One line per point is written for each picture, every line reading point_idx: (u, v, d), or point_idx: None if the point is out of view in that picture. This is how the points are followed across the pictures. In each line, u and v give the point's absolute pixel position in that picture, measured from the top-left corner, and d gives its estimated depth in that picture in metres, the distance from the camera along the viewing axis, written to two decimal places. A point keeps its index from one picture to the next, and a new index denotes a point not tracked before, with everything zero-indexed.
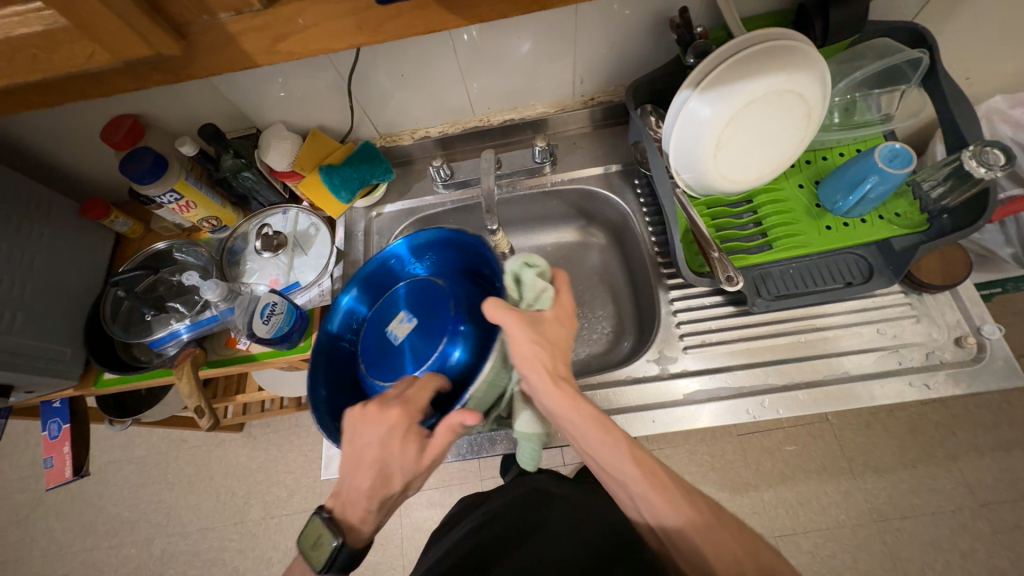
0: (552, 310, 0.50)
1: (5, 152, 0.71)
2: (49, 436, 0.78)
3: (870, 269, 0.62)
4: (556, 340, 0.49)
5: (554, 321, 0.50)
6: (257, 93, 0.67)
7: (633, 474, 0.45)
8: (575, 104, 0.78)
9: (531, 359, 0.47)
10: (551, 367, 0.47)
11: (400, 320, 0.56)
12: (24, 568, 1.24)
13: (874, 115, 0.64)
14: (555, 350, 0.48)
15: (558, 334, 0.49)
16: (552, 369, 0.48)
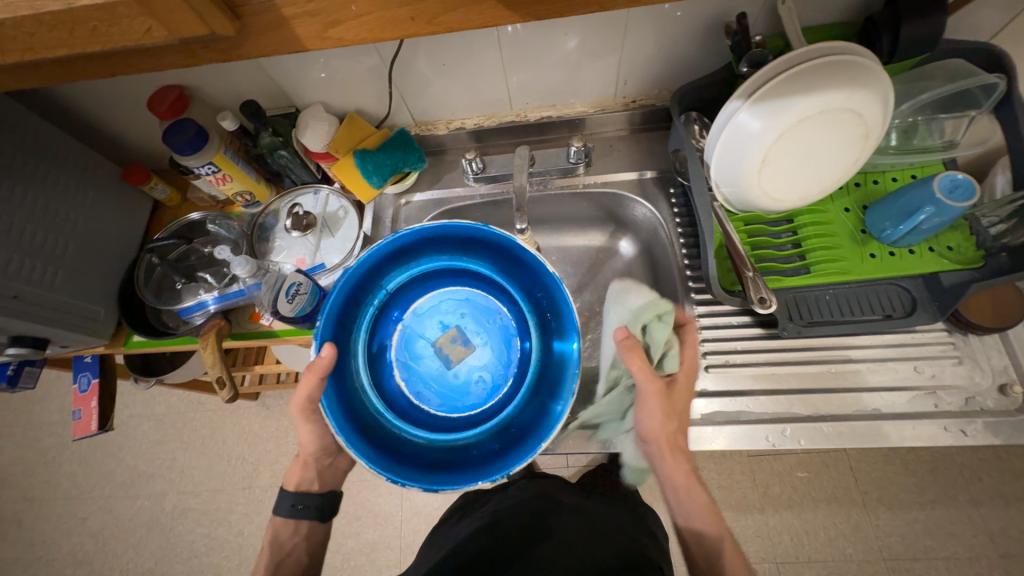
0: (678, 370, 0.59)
1: (57, 114, 0.73)
2: (79, 389, 0.82)
3: (913, 303, 0.59)
4: (681, 397, 0.56)
5: (685, 385, 0.57)
6: (299, 73, 0.67)
7: (702, 512, 0.55)
8: (615, 106, 0.76)
9: (656, 423, 0.54)
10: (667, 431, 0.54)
11: (451, 339, 0.62)
12: (47, 507, 1.31)
13: (935, 141, 0.61)
14: (683, 409, 0.56)
15: (683, 392, 0.56)
16: (676, 425, 0.55)
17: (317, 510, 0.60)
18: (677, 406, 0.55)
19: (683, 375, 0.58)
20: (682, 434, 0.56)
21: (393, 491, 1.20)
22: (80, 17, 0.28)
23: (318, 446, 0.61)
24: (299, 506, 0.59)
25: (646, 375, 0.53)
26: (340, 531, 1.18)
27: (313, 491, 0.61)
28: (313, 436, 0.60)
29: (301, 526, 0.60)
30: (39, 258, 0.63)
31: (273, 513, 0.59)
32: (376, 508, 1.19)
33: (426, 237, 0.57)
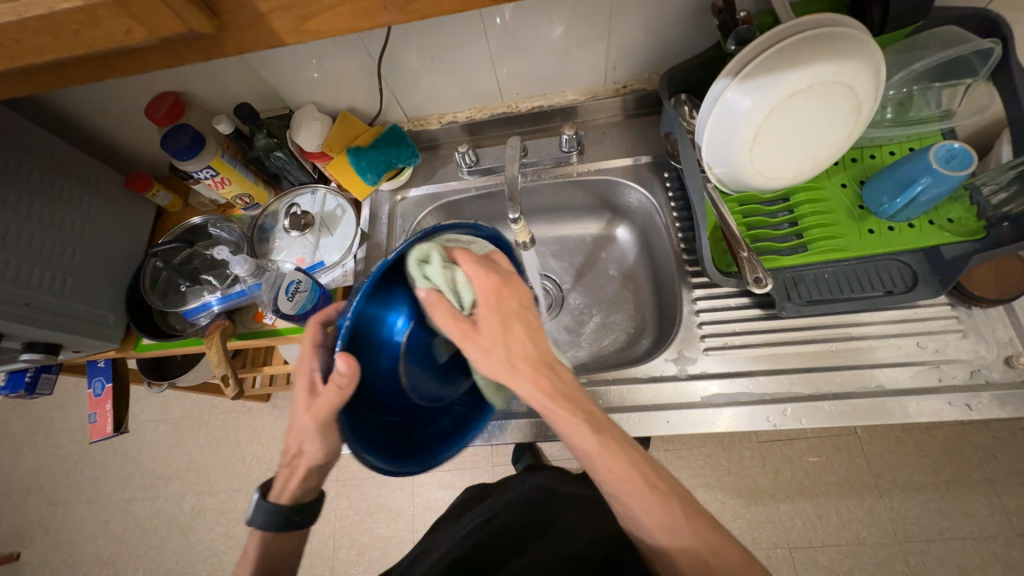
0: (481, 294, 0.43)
1: (62, 126, 0.75)
2: (94, 393, 0.84)
3: (914, 278, 0.58)
4: (513, 324, 0.44)
5: (508, 312, 0.44)
6: (290, 73, 0.68)
7: (607, 460, 0.44)
8: (607, 92, 0.75)
9: (511, 363, 0.43)
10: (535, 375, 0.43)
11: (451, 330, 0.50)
12: (71, 511, 1.35)
13: (933, 111, 0.60)
14: (519, 340, 0.44)
15: (524, 320, 0.45)
16: (523, 360, 0.43)
17: (303, 517, 0.54)
18: (503, 340, 0.43)
19: (508, 299, 0.44)
20: (550, 367, 0.45)
21: (405, 487, 1.22)
22: (63, 21, 0.29)
23: (324, 457, 0.53)
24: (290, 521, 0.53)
25: (448, 322, 0.43)
26: (353, 528, 1.20)
27: (306, 500, 0.55)
28: (321, 448, 0.51)
29: (290, 535, 0.55)
30: (48, 266, 0.65)
31: (253, 526, 0.52)
32: (388, 504, 1.21)
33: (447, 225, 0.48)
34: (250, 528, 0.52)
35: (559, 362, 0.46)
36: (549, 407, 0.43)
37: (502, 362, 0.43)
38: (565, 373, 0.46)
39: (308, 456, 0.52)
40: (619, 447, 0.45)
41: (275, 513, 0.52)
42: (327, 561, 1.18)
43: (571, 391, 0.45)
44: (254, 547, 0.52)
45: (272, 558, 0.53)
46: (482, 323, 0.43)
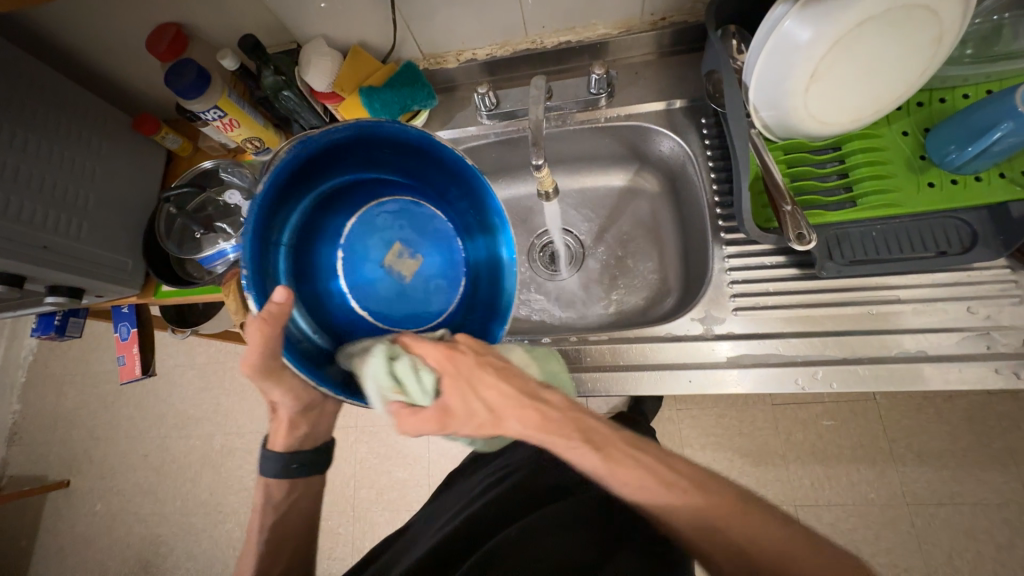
0: (435, 365, 0.46)
1: (64, 60, 0.72)
2: (120, 337, 0.86)
3: (973, 238, 0.53)
4: (479, 382, 0.46)
5: (469, 372, 0.46)
6: (296, 1, 0.62)
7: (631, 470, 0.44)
8: (642, 26, 0.68)
9: (502, 405, 0.46)
10: (524, 407, 0.46)
11: (400, 254, 0.56)
12: (112, 445, 1.45)
13: (1021, 46, 0.52)
14: (491, 389, 0.47)
15: (487, 367, 0.47)
16: (492, 416, 0.46)
17: (308, 467, 0.59)
18: (475, 398, 0.46)
19: (461, 355, 0.47)
20: (534, 397, 0.48)
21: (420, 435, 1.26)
22: None
23: (299, 404, 0.57)
24: (290, 466, 0.57)
25: (422, 419, 0.43)
26: (372, 471, 1.26)
27: (304, 449, 0.59)
28: (290, 396, 0.55)
29: (295, 483, 0.59)
30: (63, 209, 0.64)
31: (261, 475, 0.58)
32: (405, 449, 1.26)
33: (326, 148, 0.49)
34: (259, 477, 0.58)
35: (544, 390, 0.49)
36: (545, 440, 0.46)
37: (477, 422, 0.46)
38: (554, 398, 0.48)
39: (284, 406, 0.56)
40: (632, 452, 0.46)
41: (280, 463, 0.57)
42: (349, 499, 1.25)
43: (559, 413, 0.47)
44: (263, 498, 0.58)
45: (286, 503, 0.59)
46: (450, 394, 0.45)
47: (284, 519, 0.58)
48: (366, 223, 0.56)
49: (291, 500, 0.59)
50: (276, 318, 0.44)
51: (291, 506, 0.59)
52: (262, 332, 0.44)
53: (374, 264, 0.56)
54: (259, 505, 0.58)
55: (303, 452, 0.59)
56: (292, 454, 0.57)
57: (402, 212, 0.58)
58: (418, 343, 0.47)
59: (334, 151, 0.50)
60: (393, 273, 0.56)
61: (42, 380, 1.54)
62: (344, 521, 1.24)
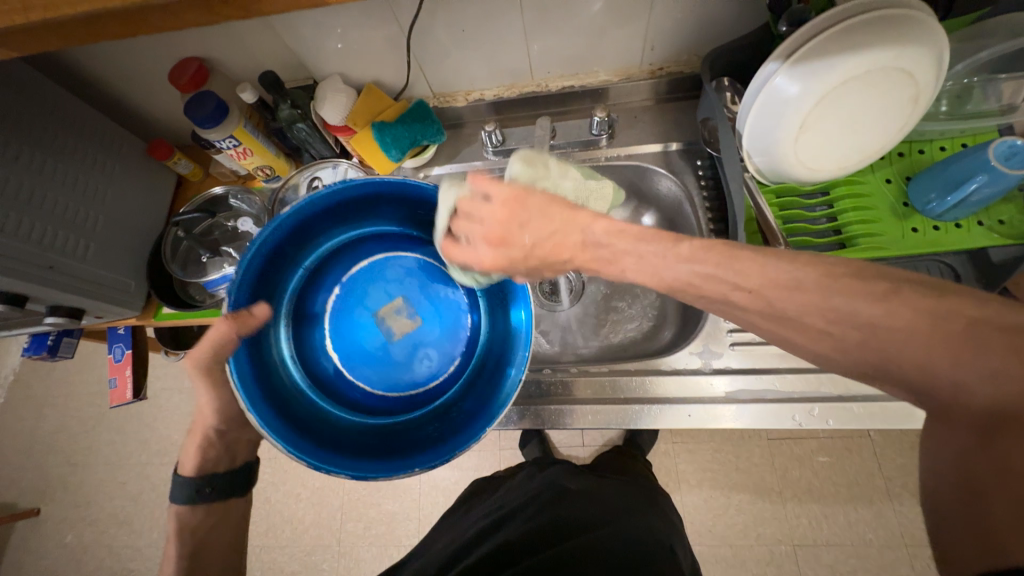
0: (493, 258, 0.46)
1: (86, 88, 0.74)
2: (113, 359, 0.85)
3: (956, 280, 0.56)
4: (541, 241, 0.45)
5: (527, 243, 0.45)
6: (316, 42, 0.66)
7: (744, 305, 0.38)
8: (641, 74, 0.73)
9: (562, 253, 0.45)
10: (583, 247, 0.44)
11: (398, 312, 0.60)
12: (89, 471, 1.39)
13: (992, 106, 0.56)
14: (541, 244, 0.45)
15: (541, 233, 0.44)
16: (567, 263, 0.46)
17: (226, 490, 0.54)
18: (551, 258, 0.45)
19: (518, 236, 0.45)
20: (582, 235, 0.43)
21: None
22: None
23: (221, 418, 0.54)
24: (204, 490, 0.52)
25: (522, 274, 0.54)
26: (360, 503, 1.22)
27: (219, 470, 0.54)
28: (216, 406, 0.53)
29: (214, 507, 0.54)
30: (72, 230, 0.65)
31: (171, 502, 0.52)
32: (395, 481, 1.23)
33: (358, 198, 0.53)
34: (169, 506, 0.52)
35: (590, 225, 0.43)
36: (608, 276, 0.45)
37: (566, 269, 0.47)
38: (599, 228, 0.43)
39: (207, 416, 0.53)
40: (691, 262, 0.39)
41: (191, 483, 0.52)
42: (335, 533, 1.21)
43: (616, 244, 0.42)
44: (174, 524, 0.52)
45: (199, 533, 0.52)
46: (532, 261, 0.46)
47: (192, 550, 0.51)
48: (383, 274, 0.61)
49: (202, 530, 0.53)
50: (241, 326, 0.48)
51: (205, 538, 0.53)
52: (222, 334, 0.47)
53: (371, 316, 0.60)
54: (172, 535, 0.51)
55: (222, 475, 0.54)
56: (207, 476, 0.53)
57: (414, 272, 0.61)
58: (465, 252, 0.47)
59: (359, 203, 0.55)
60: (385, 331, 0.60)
61: (22, 401, 1.49)
62: (329, 556, 1.19)
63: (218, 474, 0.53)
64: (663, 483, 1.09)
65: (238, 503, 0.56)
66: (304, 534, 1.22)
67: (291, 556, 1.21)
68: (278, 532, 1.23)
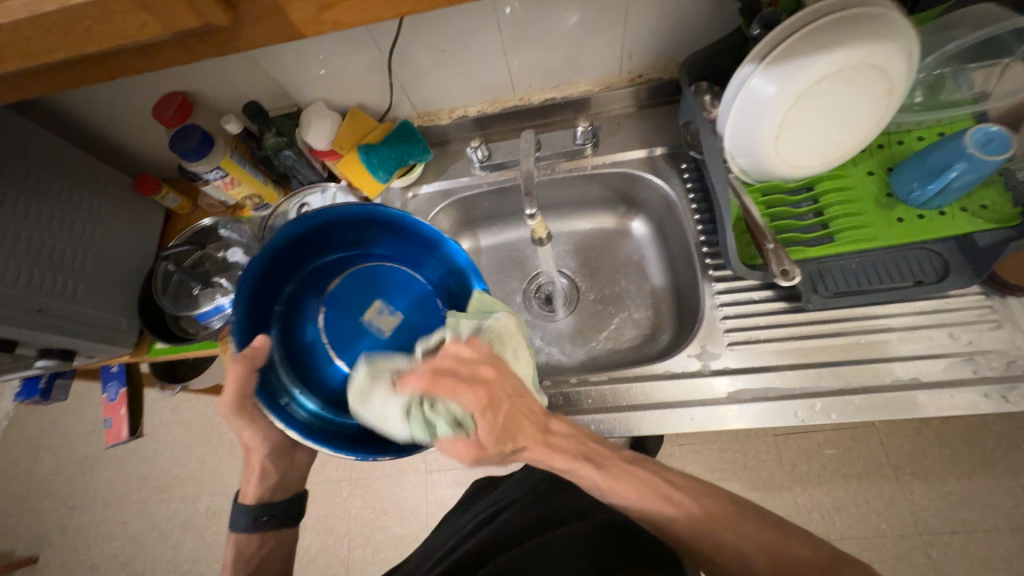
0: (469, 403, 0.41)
1: (70, 128, 0.74)
2: (108, 399, 0.84)
3: (945, 267, 0.56)
4: (518, 421, 0.44)
5: (505, 406, 0.43)
6: (298, 69, 0.67)
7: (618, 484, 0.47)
8: (621, 82, 0.74)
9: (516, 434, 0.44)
10: (543, 439, 0.45)
11: (379, 310, 0.58)
12: (87, 513, 1.36)
13: (964, 94, 0.57)
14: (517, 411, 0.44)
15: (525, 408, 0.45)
16: (523, 438, 0.44)
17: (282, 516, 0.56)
18: (506, 435, 0.43)
19: (500, 400, 0.43)
20: (544, 429, 0.46)
21: (418, 485, 1.21)
22: (74, 16, 0.27)
23: (270, 444, 0.57)
24: (260, 518, 0.55)
25: (453, 449, 0.41)
26: (368, 527, 1.20)
27: (275, 499, 0.57)
28: (261, 436, 0.57)
29: (267, 535, 0.56)
30: (60, 271, 0.64)
31: (229, 530, 0.54)
32: (403, 502, 1.21)
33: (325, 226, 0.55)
34: (228, 533, 0.54)
35: (550, 419, 0.48)
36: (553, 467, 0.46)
37: (508, 450, 0.43)
38: (559, 427, 0.47)
39: (256, 448, 0.57)
40: (627, 466, 0.48)
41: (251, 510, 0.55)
42: (343, 560, 1.18)
43: (567, 443, 0.47)
44: (230, 554, 0.54)
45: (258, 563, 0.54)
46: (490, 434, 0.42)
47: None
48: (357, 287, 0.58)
49: (263, 558, 0.54)
50: (253, 362, 0.48)
51: (261, 566, 0.54)
52: (237, 373, 0.48)
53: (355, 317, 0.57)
54: (228, 561, 0.53)
55: (274, 503, 0.57)
56: (266, 503, 0.56)
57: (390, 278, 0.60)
58: (455, 385, 0.40)
59: (319, 230, 0.56)
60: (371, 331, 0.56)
61: (16, 445, 1.46)
62: None
63: (273, 502, 0.56)
64: None
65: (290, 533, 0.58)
66: (311, 564, 1.19)
67: None
68: None
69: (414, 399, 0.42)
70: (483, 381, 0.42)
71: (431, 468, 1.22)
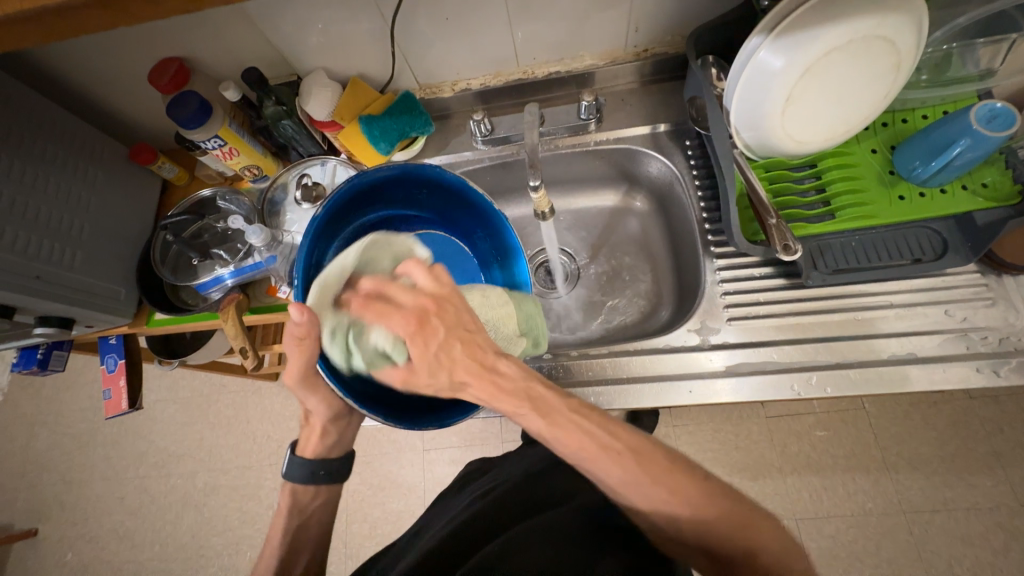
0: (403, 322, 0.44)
1: (64, 93, 0.73)
2: (107, 369, 0.83)
3: (943, 246, 0.57)
4: (451, 351, 0.43)
5: (436, 341, 0.43)
6: (297, 36, 0.65)
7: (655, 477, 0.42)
8: (627, 57, 0.73)
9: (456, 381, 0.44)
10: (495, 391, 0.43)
11: None
12: (85, 488, 1.37)
13: (971, 71, 0.57)
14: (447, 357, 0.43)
15: (461, 339, 0.43)
16: (461, 375, 0.43)
17: (332, 473, 0.58)
18: (437, 367, 0.43)
19: (436, 325, 0.43)
20: (487, 368, 0.43)
21: (415, 463, 1.23)
22: None
23: (331, 412, 0.57)
24: (318, 471, 0.58)
25: (387, 374, 0.45)
26: (365, 504, 1.22)
27: (332, 456, 0.59)
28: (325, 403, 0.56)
29: (320, 487, 0.59)
30: (57, 239, 0.64)
31: (288, 479, 0.57)
32: (399, 480, 1.22)
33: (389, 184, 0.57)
34: (285, 482, 0.58)
35: (499, 357, 0.44)
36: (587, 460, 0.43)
37: (442, 376, 0.43)
38: (508, 368, 0.43)
39: (318, 414, 0.57)
40: (575, 416, 0.43)
41: (307, 466, 0.57)
42: (340, 534, 1.20)
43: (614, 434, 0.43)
44: (288, 502, 0.57)
45: (310, 514, 0.58)
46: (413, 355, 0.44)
47: (306, 525, 0.57)
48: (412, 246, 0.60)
49: (312, 508, 0.58)
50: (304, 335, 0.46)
51: (312, 515, 0.58)
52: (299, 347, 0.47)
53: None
54: (283, 509, 0.57)
55: (330, 459, 0.59)
56: (322, 460, 0.58)
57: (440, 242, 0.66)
58: (381, 303, 0.45)
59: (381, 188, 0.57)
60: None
61: (13, 421, 1.46)
62: (337, 558, 1.19)
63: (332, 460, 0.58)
64: None
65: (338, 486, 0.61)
66: None
67: None
68: None
69: (336, 320, 0.46)
70: (414, 303, 0.44)
71: (428, 446, 1.24)
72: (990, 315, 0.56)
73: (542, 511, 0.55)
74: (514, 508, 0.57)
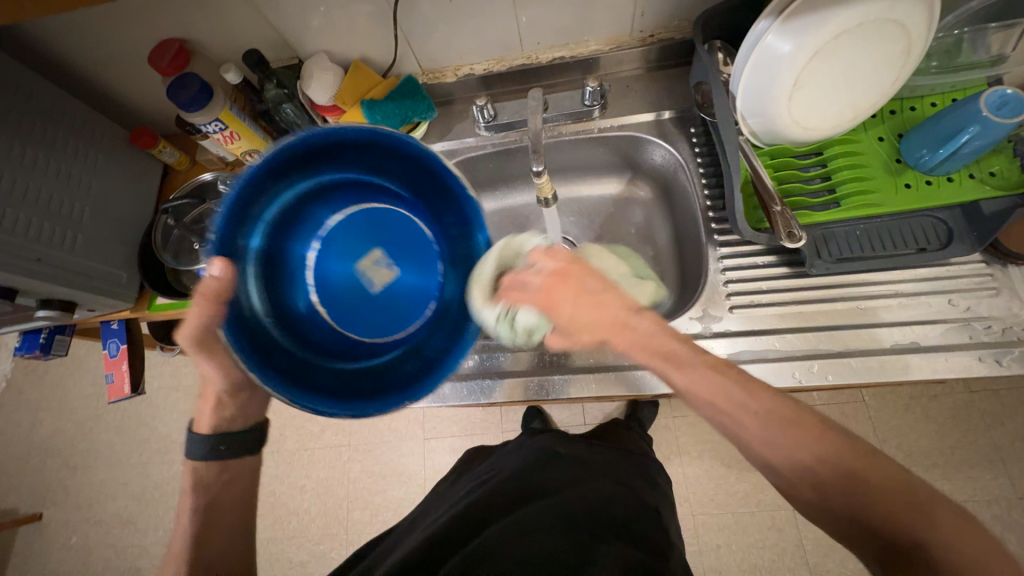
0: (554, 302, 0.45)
1: (64, 75, 0.72)
2: (109, 354, 0.83)
3: (949, 235, 0.57)
4: (592, 308, 0.44)
5: (575, 295, 0.44)
6: (300, 18, 0.64)
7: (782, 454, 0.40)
8: (632, 42, 0.72)
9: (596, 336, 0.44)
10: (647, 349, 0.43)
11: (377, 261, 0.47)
12: (89, 473, 1.38)
13: (982, 57, 0.56)
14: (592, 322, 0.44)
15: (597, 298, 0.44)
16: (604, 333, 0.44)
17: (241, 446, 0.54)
18: (584, 328, 0.44)
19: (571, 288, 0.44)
20: (623, 322, 0.44)
21: (416, 451, 1.24)
22: None
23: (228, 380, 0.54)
24: (219, 446, 0.53)
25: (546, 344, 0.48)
26: (367, 491, 1.23)
27: (233, 429, 0.54)
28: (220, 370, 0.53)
29: (228, 463, 0.54)
30: (58, 222, 0.64)
31: (188, 457, 0.52)
32: (400, 468, 1.23)
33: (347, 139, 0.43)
34: (185, 461, 0.53)
35: (634, 314, 0.45)
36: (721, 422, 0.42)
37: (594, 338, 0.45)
38: (642, 322, 0.44)
39: (215, 382, 0.54)
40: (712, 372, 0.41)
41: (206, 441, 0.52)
42: (342, 521, 1.21)
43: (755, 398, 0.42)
44: (190, 482, 0.52)
45: (216, 493, 0.53)
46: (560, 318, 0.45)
47: (214, 505, 0.52)
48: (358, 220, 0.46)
49: (218, 489, 0.53)
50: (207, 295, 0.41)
51: (221, 495, 0.53)
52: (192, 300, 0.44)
53: (345, 267, 0.46)
54: (186, 490, 0.52)
55: (233, 435, 0.54)
56: (221, 433, 0.53)
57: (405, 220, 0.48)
58: (520, 293, 0.44)
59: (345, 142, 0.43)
60: (361, 280, 0.46)
61: (17, 406, 1.47)
62: (337, 544, 1.20)
63: (234, 433, 0.54)
64: (662, 455, 1.10)
65: (250, 462, 0.56)
66: (311, 524, 1.23)
67: (298, 547, 1.22)
68: (285, 524, 1.24)
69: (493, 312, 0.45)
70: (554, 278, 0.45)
71: (428, 435, 1.24)
72: (993, 305, 0.55)
73: (542, 496, 0.55)
74: (514, 493, 0.57)
